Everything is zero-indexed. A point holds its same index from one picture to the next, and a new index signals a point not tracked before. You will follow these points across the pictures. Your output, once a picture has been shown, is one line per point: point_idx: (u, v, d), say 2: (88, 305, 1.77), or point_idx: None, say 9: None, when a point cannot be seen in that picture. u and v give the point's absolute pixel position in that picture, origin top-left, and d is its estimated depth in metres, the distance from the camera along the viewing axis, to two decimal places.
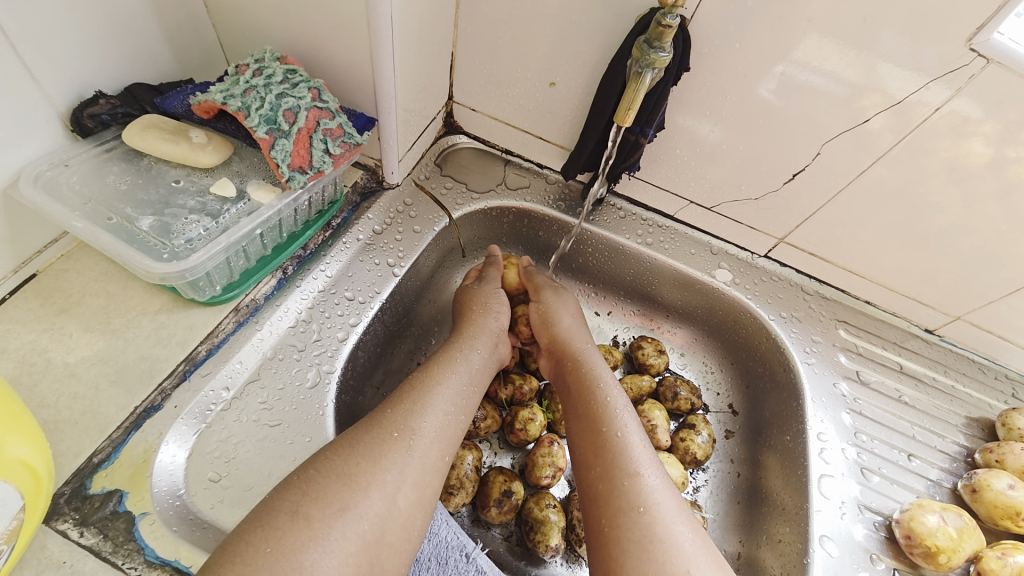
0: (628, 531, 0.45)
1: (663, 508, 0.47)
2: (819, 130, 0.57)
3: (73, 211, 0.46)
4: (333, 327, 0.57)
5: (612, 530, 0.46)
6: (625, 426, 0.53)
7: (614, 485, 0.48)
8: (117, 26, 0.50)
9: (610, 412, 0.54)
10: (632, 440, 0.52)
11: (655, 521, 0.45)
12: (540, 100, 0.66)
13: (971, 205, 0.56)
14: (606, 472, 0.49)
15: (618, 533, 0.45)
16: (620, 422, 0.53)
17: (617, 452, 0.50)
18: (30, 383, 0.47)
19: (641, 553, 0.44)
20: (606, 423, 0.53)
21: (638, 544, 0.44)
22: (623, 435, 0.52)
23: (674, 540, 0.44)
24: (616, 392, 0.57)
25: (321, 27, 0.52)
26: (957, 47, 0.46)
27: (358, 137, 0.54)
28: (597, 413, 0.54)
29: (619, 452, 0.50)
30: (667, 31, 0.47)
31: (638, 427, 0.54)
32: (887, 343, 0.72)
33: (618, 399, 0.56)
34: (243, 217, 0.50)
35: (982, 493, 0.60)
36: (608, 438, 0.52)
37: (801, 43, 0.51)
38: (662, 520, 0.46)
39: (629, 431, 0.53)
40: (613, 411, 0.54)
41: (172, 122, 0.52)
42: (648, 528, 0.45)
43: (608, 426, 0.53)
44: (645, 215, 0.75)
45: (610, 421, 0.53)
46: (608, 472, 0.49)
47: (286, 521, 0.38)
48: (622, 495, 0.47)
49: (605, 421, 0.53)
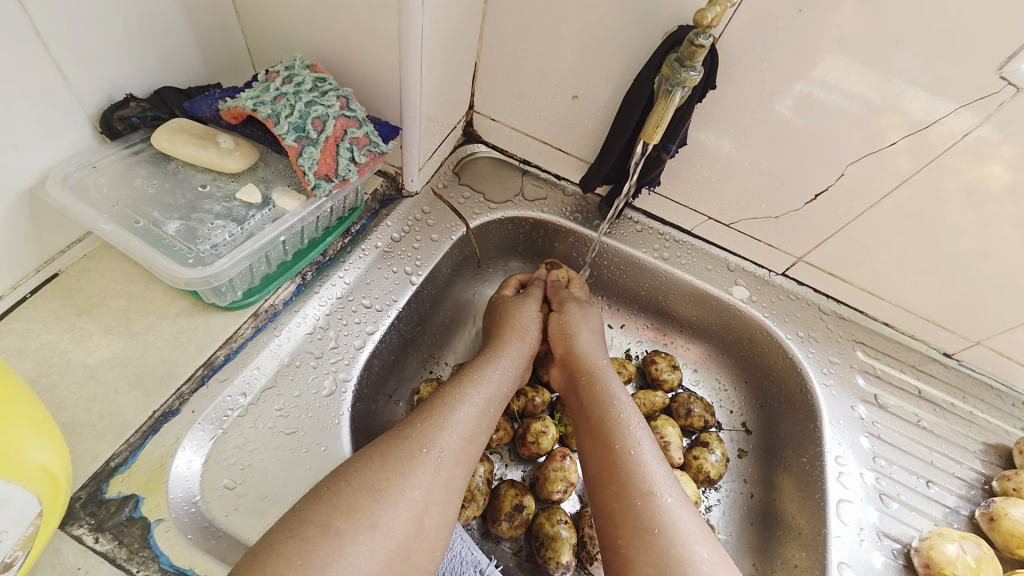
0: (645, 553, 0.45)
1: (679, 528, 0.46)
2: (842, 152, 0.56)
3: (101, 214, 0.46)
4: (350, 335, 0.57)
5: (629, 553, 0.46)
6: (638, 444, 0.52)
7: (628, 506, 0.48)
8: (150, 30, 0.50)
9: (624, 430, 0.54)
10: (645, 459, 0.51)
11: (671, 543, 0.45)
12: (562, 112, 0.66)
13: (988, 229, 0.56)
14: (620, 491, 0.49)
15: (635, 555, 0.45)
16: (633, 439, 0.53)
17: (631, 471, 0.50)
18: (49, 384, 0.46)
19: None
20: (619, 441, 0.53)
21: (655, 566, 0.44)
22: (636, 453, 0.52)
23: (691, 562, 0.44)
24: (629, 409, 0.56)
25: (350, 36, 0.52)
26: (987, 75, 0.46)
27: (383, 146, 0.53)
28: (610, 430, 0.54)
29: (632, 471, 0.50)
30: (699, 51, 0.47)
31: (652, 444, 0.53)
32: (905, 366, 0.71)
33: (632, 416, 0.55)
34: (268, 223, 0.50)
35: (1000, 522, 0.59)
36: (622, 456, 0.51)
37: (826, 65, 0.51)
38: (679, 542, 0.45)
39: (643, 449, 0.52)
40: (625, 428, 0.54)
41: (200, 127, 0.52)
42: (665, 550, 0.45)
43: (621, 443, 0.52)
44: (661, 229, 0.75)
45: (623, 439, 0.53)
46: (623, 490, 0.49)
47: (318, 532, 0.38)
48: (638, 515, 0.47)
49: (618, 438, 0.53)
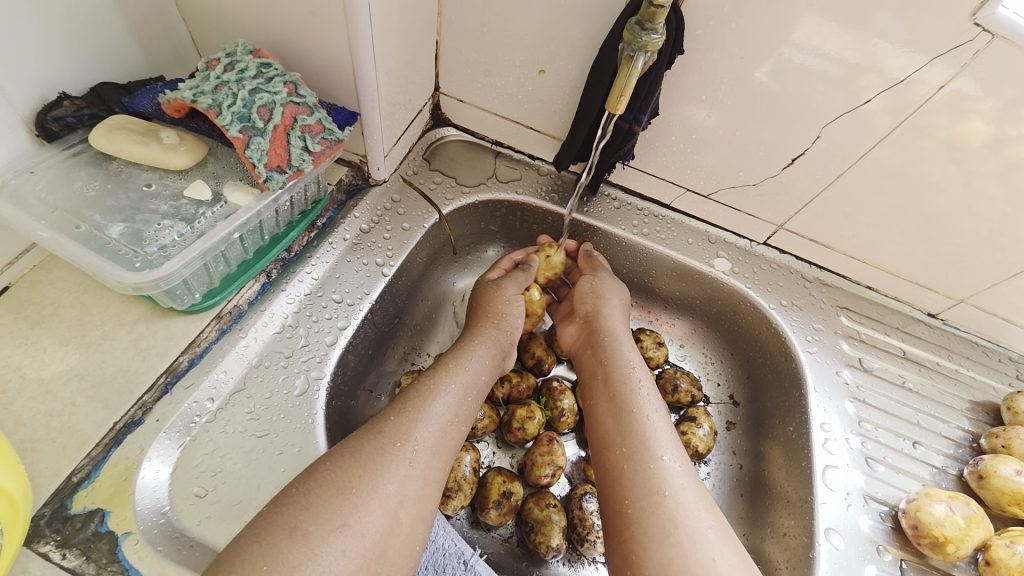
0: (652, 513, 0.44)
1: (686, 493, 0.46)
2: (816, 113, 0.54)
3: (38, 221, 0.44)
4: (321, 331, 0.55)
5: (635, 513, 0.45)
6: (651, 411, 0.53)
7: (638, 467, 0.48)
8: (80, 21, 0.47)
9: (638, 395, 0.54)
10: (657, 425, 0.51)
11: (678, 506, 0.45)
12: (530, 88, 0.64)
13: (970, 185, 0.55)
14: (632, 453, 0.49)
15: (642, 515, 0.45)
16: (646, 406, 0.53)
17: (643, 435, 0.50)
18: (3, 401, 0.45)
19: (665, 537, 0.43)
20: (633, 405, 0.53)
21: (661, 528, 0.43)
22: (649, 418, 0.52)
23: (696, 526, 0.44)
24: (643, 377, 0.56)
25: (297, 18, 0.49)
26: (959, 23, 0.44)
27: (339, 133, 0.51)
28: (624, 394, 0.54)
29: (645, 435, 0.50)
30: (659, 12, 0.44)
31: (663, 413, 0.53)
32: (890, 329, 0.70)
33: (647, 385, 0.56)
34: (220, 221, 0.48)
35: (989, 480, 0.59)
36: (636, 420, 0.51)
37: (797, 23, 0.49)
38: (686, 505, 0.45)
39: (655, 416, 0.52)
40: (638, 395, 0.54)
41: (142, 122, 0.49)
42: (671, 513, 0.44)
43: (635, 408, 0.53)
44: (640, 204, 0.73)
45: (636, 404, 0.53)
46: (633, 453, 0.49)
47: (285, 536, 0.37)
48: (646, 478, 0.47)
49: (632, 403, 0.53)
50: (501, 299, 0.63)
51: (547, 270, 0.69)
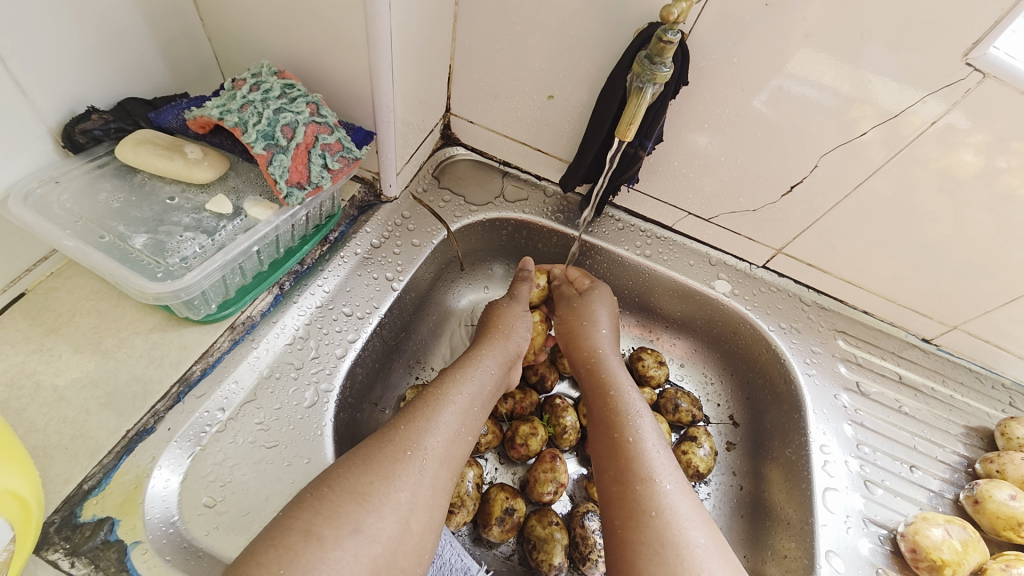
0: (639, 533, 0.46)
1: (676, 512, 0.47)
2: (813, 144, 0.57)
3: (64, 230, 0.45)
4: (331, 344, 0.56)
5: (625, 533, 0.47)
6: (640, 431, 0.54)
7: (627, 489, 0.49)
8: (111, 39, 0.49)
9: (626, 417, 0.55)
10: (646, 445, 0.52)
11: (667, 525, 0.46)
12: (539, 112, 0.66)
13: (962, 214, 0.57)
14: (619, 477, 0.51)
15: (631, 535, 0.46)
16: (635, 427, 0.54)
17: (632, 457, 0.52)
18: (18, 407, 0.45)
19: (653, 556, 0.44)
20: (620, 429, 0.54)
21: (649, 546, 0.45)
22: (637, 440, 0.53)
23: (685, 544, 0.45)
24: (633, 398, 0.58)
25: (319, 41, 0.51)
26: (953, 62, 0.47)
27: (357, 152, 0.53)
28: (613, 418, 0.56)
29: (632, 456, 0.52)
30: (668, 47, 0.47)
31: (654, 431, 0.54)
32: (885, 353, 0.72)
33: (636, 405, 0.57)
34: (240, 234, 0.49)
35: (985, 504, 0.60)
36: (624, 443, 0.53)
37: (793, 56, 0.51)
38: (675, 524, 0.46)
39: (644, 435, 0.53)
40: (629, 417, 0.55)
41: (167, 137, 0.51)
42: (659, 532, 0.46)
43: (622, 432, 0.54)
44: (643, 226, 0.75)
45: (624, 427, 0.54)
46: (622, 476, 0.51)
47: (299, 540, 0.37)
48: (635, 498, 0.48)
49: (619, 427, 0.55)
50: (510, 314, 0.64)
51: (537, 292, 0.70)
